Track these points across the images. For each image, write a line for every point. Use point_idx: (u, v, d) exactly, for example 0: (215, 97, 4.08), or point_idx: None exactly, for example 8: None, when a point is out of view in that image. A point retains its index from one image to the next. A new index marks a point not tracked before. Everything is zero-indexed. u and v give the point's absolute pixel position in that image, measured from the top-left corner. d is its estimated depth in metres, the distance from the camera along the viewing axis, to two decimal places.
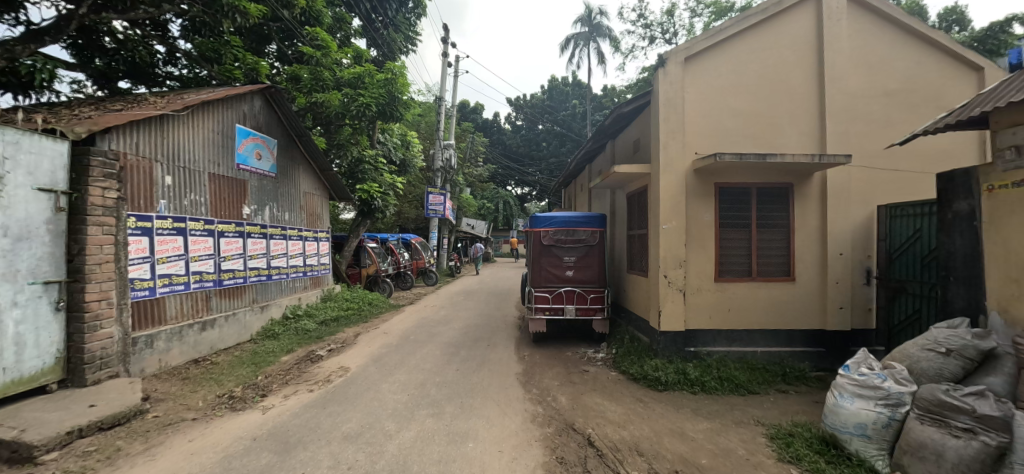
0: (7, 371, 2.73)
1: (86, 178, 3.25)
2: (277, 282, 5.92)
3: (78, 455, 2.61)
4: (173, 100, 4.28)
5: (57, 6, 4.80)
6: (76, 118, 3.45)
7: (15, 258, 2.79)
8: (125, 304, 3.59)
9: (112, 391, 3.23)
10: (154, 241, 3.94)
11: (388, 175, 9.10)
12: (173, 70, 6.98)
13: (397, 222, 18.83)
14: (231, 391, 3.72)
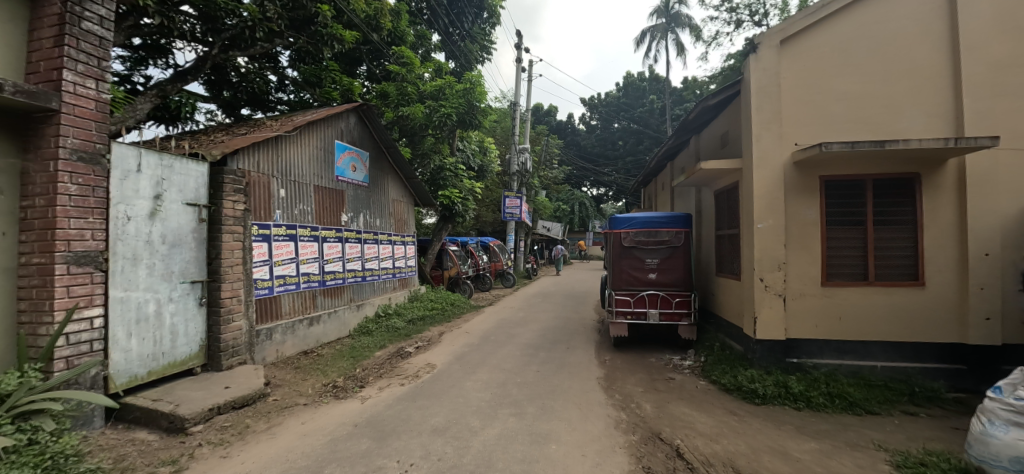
0: (164, 355, 3.34)
1: (221, 193, 3.81)
2: (371, 283, 6.43)
3: (217, 430, 3.09)
4: (285, 122, 4.85)
5: (195, 49, 5.70)
6: (213, 142, 4.05)
7: (171, 261, 3.41)
8: (251, 301, 4.13)
9: (241, 376, 3.73)
10: (272, 246, 4.49)
11: (467, 181, 9.44)
12: (284, 96, 7.80)
13: (476, 226, 19.67)
14: (334, 381, 4.12)
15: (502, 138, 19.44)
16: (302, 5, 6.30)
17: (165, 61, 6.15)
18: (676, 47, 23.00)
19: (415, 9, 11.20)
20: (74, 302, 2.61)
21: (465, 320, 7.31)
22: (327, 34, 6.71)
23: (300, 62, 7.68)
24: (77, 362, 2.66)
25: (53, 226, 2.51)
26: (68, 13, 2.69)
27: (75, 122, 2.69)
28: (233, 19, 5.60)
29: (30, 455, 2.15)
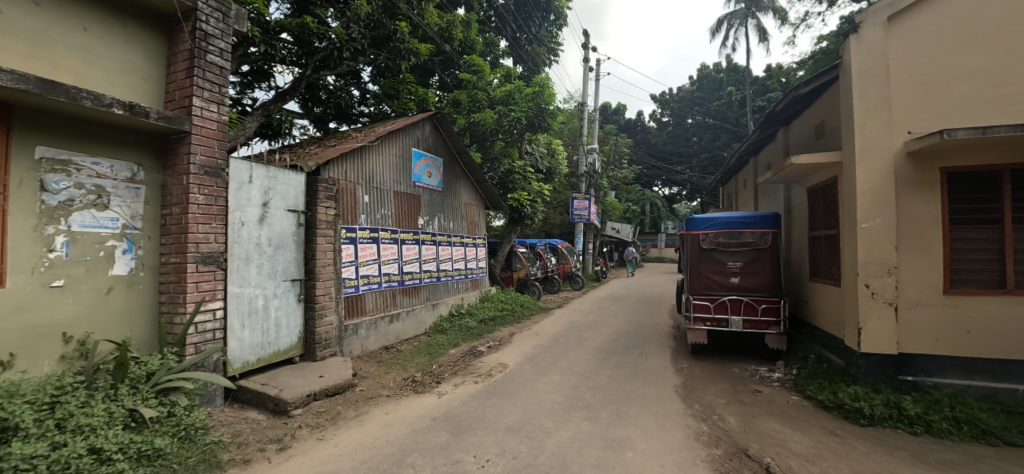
0: (269, 345, 3.76)
1: (316, 200, 4.21)
2: (444, 283, 6.71)
3: (313, 414, 3.42)
4: (369, 133, 5.24)
5: (292, 71, 6.33)
6: (309, 154, 4.47)
7: (275, 262, 3.82)
8: (340, 297, 4.51)
9: (333, 366, 4.09)
10: (358, 248, 4.87)
11: (536, 184, 9.54)
12: (365, 109, 8.34)
13: (544, 229, 19.94)
14: (413, 376, 4.37)
15: (569, 139, 19.31)
16: (383, 25, 6.70)
17: (268, 85, 6.95)
18: (758, 32, 21.33)
19: (484, 17, 11.65)
20: (201, 296, 3.08)
21: (535, 322, 7.35)
22: (405, 49, 6.89)
23: (380, 77, 8.19)
24: (203, 347, 3.19)
25: (186, 231, 2.97)
26: (196, 47, 3.14)
27: (202, 141, 3.15)
28: (324, 42, 6.22)
29: (168, 425, 2.79)
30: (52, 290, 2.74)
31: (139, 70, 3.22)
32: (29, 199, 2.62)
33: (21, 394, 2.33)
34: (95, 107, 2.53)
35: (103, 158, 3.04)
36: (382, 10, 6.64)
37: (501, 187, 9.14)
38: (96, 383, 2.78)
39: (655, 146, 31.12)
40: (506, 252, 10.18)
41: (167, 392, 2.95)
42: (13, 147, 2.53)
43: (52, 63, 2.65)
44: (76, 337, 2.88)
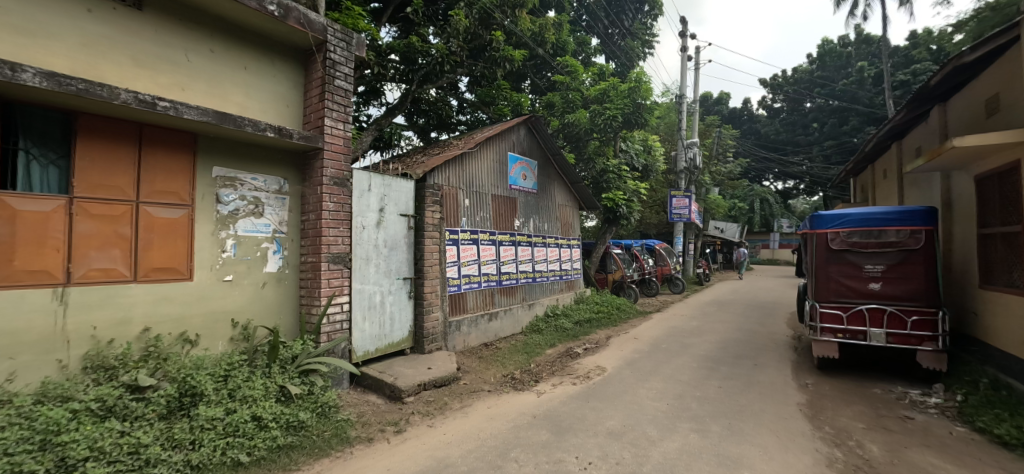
0: (385, 337, 4.17)
1: (424, 205, 4.53)
2: (539, 284, 6.80)
3: (424, 403, 3.72)
4: (469, 140, 5.52)
5: (400, 87, 6.91)
6: (416, 163, 4.83)
7: (390, 261, 4.22)
8: (445, 295, 4.81)
9: (439, 359, 4.40)
10: (459, 249, 5.16)
11: (631, 182, 9.27)
12: (463, 117, 8.80)
13: (638, 228, 19.50)
14: (512, 373, 4.53)
15: (667, 134, 18.25)
16: (479, 36, 7.10)
17: (379, 101, 7.61)
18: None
19: (575, 17, 11.69)
20: (332, 291, 3.53)
21: (632, 326, 7.11)
22: (501, 57, 7.37)
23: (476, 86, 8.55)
24: (334, 336, 3.66)
25: (321, 234, 3.44)
26: (326, 74, 3.60)
27: (332, 156, 3.57)
28: (425, 58, 6.67)
29: (309, 401, 3.26)
30: (224, 283, 3.38)
31: (285, 98, 3.76)
32: (208, 208, 3.30)
33: (205, 368, 3.01)
34: (254, 132, 3.15)
35: (259, 173, 3.61)
36: (478, 23, 7.05)
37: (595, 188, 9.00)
38: (256, 362, 3.36)
39: (767, 136, 29.29)
40: (600, 253, 10.27)
41: (308, 373, 3.43)
42: (198, 169, 3.25)
43: (222, 98, 3.31)
44: (241, 322, 3.49)
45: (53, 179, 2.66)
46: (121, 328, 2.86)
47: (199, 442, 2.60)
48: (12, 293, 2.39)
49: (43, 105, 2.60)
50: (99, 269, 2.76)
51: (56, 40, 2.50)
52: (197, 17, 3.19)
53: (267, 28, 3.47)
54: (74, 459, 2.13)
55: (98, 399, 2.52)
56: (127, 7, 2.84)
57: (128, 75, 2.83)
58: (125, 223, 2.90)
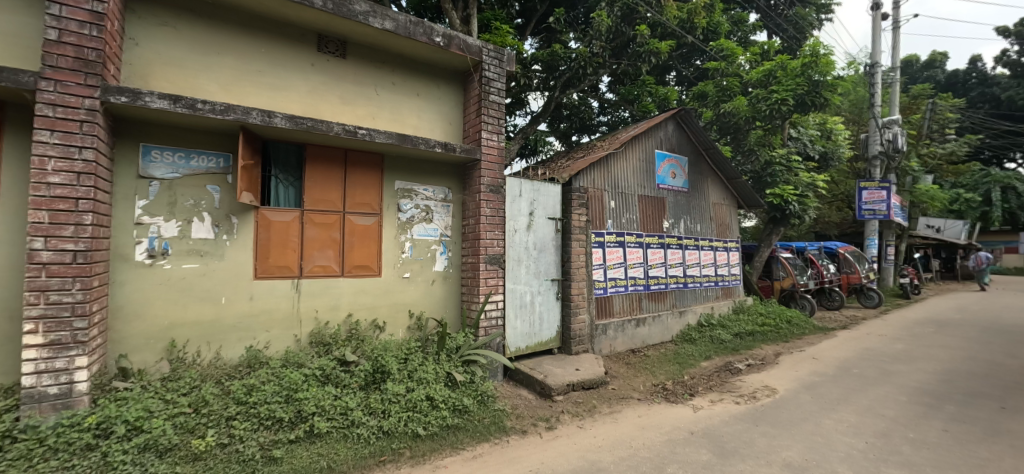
0: (535, 335, 4.37)
1: (571, 208, 4.59)
2: (691, 290, 6.30)
3: (573, 403, 3.79)
4: (614, 140, 5.41)
5: (544, 95, 7.21)
6: (563, 167, 4.94)
7: (539, 263, 4.39)
8: (591, 298, 4.80)
9: (586, 361, 4.42)
10: (605, 251, 5.06)
11: (806, 174, 7.91)
12: (604, 118, 8.68)
13: (813, 228, 16.59)
14: (663, 383, 4.35)
15: (857, 113, 14.81)
16: (622, 33, 7.04)
17: (523, 110, 7.96)
18: None
19: None
20: (489, 289, 3.87)
21: (810, 344, 6.00)
22: (645, 51, 7.05)
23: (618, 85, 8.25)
24: (490, 330, 3.99)
25: (479, 237, 3.80)
26: (482, 91, 3.95)
27: (488, 165, 3.88)
28: (568, 63, 6.84)
29: (471, 389, 3.59)
30: (403, 279, 3.95)
31: (449, 117, 4.20)
32: (392, 215, 3.90)
33: (390, 350, 3.57)
34: (426, 148, 3.61)
35: (429, 185, 4.10)
36: (621, 19, 6.98)
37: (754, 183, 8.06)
38: (428, 350, 3.81)
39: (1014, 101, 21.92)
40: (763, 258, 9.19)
41: (469, 363, 3.79)
42: (385, 182, 3.87)
43: (401, 122, 3.89)
44: (416, 313, 4.02)
45: (291, 196, 3.53)
46: (333, 312, 3.63)
47: (388, 411, 3.17)
48: (268, 281, 3.37)
49: (286, 141, 3.46)
50: (319, 266, 3.57)
51: (291, 88, 3.41)
52: (383, 58, 3.84)
53: (434, 57, 3.98)
54: (306, 413, 2.95)
55: (320, 368, 3.30)
56: (336, 57, 3.62)
57: (337, 110, 3.59)
58: (336, 228, 3.64)
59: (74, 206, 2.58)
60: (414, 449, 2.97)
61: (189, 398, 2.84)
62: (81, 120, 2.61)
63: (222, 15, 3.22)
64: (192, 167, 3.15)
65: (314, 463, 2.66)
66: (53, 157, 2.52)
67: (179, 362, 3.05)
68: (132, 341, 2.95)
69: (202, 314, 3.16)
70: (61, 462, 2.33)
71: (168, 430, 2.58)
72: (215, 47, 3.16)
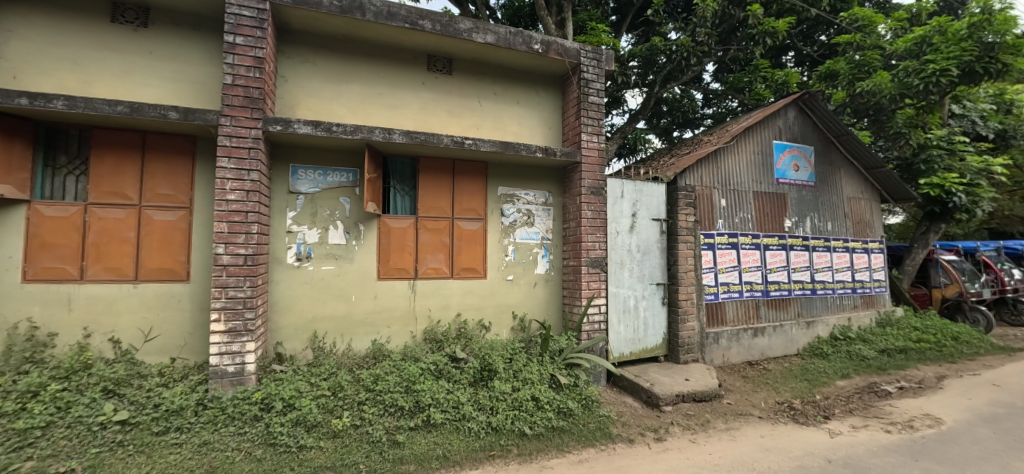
0: (639, 341, 4.23)
1: (677, 208, 4.34)
2: (820, 297, 5.53)
3: (683, 415, 3.60)
4: (724, 134, 5.01)
5: (642, 91, 6.79)
6: (667, 165, 4.70)
7: (643, 267, 4.25)
8: (701, 304, 4.49)
9: (697, 372, 4.17)
10: (716, 254, 4.68)
11: (976, 159, 6.50)
12: (708, 111, 7.71)
13: (986, 224, 13.42)
14: (790, 402, 3.93)
15: None
16: (731, 15, 6.30)
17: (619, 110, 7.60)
18: None
19: None
20: (591, 293, 3.88)
21: (989, 368, 4.87)
22: (759, 33, 6.17)
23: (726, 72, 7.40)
24: (593, 335, 3.97)
25: (581, 240, 3.87)
26: (581, 93, 3.94)
27: (589, 168, 3.90)
28: (670, 53, 6.15)
29: (575, 393, 3.59)
30: (507, 281, 4.09)
31: (547, 121, 4.26)
32: (496, 220, 4.07)
33: (496, 349, 3.73)
34: (528, 154, 3.71)
35: (530, 189, 4.19)
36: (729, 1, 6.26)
37: (902, 172, 7.09)
38: (531, 351, 3.90)
39: None
40: (917, 261, 7.54)
41: (573, 366, 3.80)
42: (488, 188, 4.06)
43: (503, 130, 4.05)
44: (519, 315, 4.14)
45: (406, 204, 3.85)
46: (444, 311, 3.90)
47: (496, 408, 3.30)
48: (389, 282, 3.74)
49: (403, 155, 3.81)
50: (432, 268, 3.87)
51: (406, 106, 3.76)
52: (484, 70, 4.04)
53: (532, 64, 4.08)
54: (423, 404, 3.20)
55: (434, 363, 3.55)
56: (443, 74, 3.90)
57: (445, 123, 3.86)
58: (446, 233, 3.91)
59: (244, 217, 3.15)
60: (521, 446, 3.06)
61: (328, 382, 3.25)
62: (247, 147, 3.16)
63: (350, 47, 3.67)
64: (329, 182, 3.61)
65: (431, 451, 2.89)
66: (230, 179, 3.11)
67: (320, 350, 3.50)
68: (285, 331, 3.50)
69: (337, 309, 3.61)
70: (237, 427, 2.90)
71: (314, 409, 3.02)
72: (345, 76, 3.62)
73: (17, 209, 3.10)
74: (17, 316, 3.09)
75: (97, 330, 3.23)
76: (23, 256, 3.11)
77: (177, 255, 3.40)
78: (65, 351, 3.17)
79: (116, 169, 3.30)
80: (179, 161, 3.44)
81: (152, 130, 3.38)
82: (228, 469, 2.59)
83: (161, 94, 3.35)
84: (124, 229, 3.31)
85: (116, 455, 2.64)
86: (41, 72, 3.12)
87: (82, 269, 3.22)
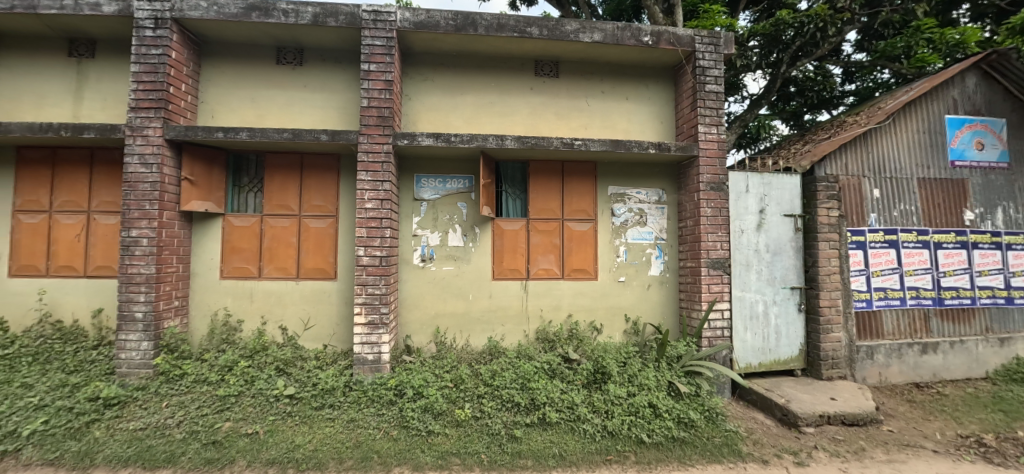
0: (770, 352, 3.90)
1: (815, 202, 3.87)
2: (1020, 308, 4.41)
3: (830, 439, 3.13)
4: (874, 112, 4.32)
5: (765, 74, 6.08)
6: (801, 153, 4.20)
7: (774, 269, 3.91)
8: (850, 313, 3.94)
9: (846, 391, 3.61)
10: (868, 254, 4.04)
11: None
12: (850, 87, 6.61)
13: None
14: (980, 437, 3.19)
15: None
16: None
17: (736, 97, 6.89)
18: None
19: None
20: (712, 297, 3.68)
21: None
22: None
23: (875, 40, 6.21)
24: (715, 342, 3.71)
25: (700, 240, 3.68)
26: (697, 83, 3.71)
27: (707, 161, 3.67)
28: (798, 28, 5.39)
29: (696, 403, 3.35)
30: (619, 283, 4.00)
31: (660, 116, 4.08)
32: (606, 220, 4.01)
33: (610, 352, 3.64)
34: (640, 151, 3.60)
35: (642, 188, 4.04)
36: None
37: None
38: (646, 355, 3.73)
39: None
40: None
41: (693, 374, 3.57)
42: (598, 188, 4.01)
43: (613, 128, 3.99)
44: (632, 318, 4.00)
45: (519, 207, 4.01)
46: (556, 312, 3.96)
47: (611, 412, 3.21)
48: (503, 282, 3.91)
49: (515, 160, 3.97)
50: (545, 269, 3.95)
51: (516, 112, 3.90)
52: (591, 69, 4.03)
53: (642, 58, 3.93)
54: (538, 402, 3.24)
55: (547, 362, 3.59)
56: (551, 78, 3.98)
57: (555, 126, 3.93)
58: (557, 235, 3.97)
59: (380, 223, 3.51)
60: (640, 454, 2.95)
61: (450, 375, 3.48)
62: (381, 161, 3.52)
63: (464, 61, 3.92)
64: (448, 189, 3.88)
65: (548, 449, 2.93)
66: (368, 190, 3.51)
67: (443, 344, 3.78)
68: (412, 325, 3.86)
69: (457, 307, 3.87)
70: (377, 409, 3.26)
71: (439, 398, 3.25)
72: (461, 90, 3.88)
73: (216, 221, 3.90)
74: (217, 306, 3.88)
75: (270, 319, 3.90)
76: (221, 258, 3.89)
77: (327, 257, 3.95)
78: (249, 335, 3.87)
79: (284, 185, 3.96)
80: (328, 177, 3.99)
81: (307, 152, 3.97)
82: (371, 446, 2.92)
83: (314, 120, 3.93)
84: (289, 235, 3.94)
85: (287, 423, 3.15)
86: (231, 111, 3.89)
87: (260, 268, 3.92)
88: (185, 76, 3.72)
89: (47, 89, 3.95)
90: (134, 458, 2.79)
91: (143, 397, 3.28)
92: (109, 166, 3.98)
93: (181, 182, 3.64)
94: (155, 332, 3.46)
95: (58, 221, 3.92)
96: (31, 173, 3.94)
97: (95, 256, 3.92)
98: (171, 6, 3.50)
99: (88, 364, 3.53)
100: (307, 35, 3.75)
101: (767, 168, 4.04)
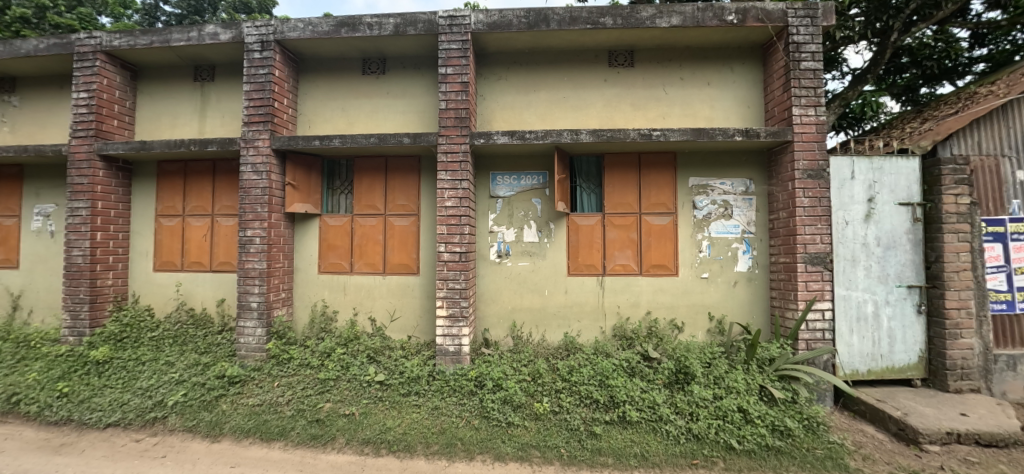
0: (882, 358, 3.49)
1: (939, 188, 3.37)
2: None
3: (960, 461, 2.72)
4: (1014, 79, 3.66)
5: (869, 45, 5.38)
6: (918, 131, 3.68)
7: (886, 264, 3.48)
8: (986, 316, 3.40)
9: (981, 407, 3.11)
10: (1008, 248, 3.45)
11: None
12: (982, 51, 5.60)
13: None
14: None
15: None
16: None
17: (833, 74, 6.18)
18: None
19: None
20: (811, 296, 3.36)
21: None
22: None
23: None
24: (814, 345, 3.39)
25: (794, 233, 3.38)
26: (789, 61, 3.39)
27: (803, 146, 3.35)
28: None
29: (794, 410, 3.06)
30: (702, 279, 3.80)
31: (746, 100, 3.79)
32: (687, 213, 3.83)
33: (693, 352, 3.45)
34: (725, 138, 3.38)
35: (727, 178, 3.79)
36: None
37: None
38: (734, 357, 3.49)
39: None
40: None
41: (788, 379, 3.28)
42: (678, 180, 3.85)
43: (693, 116, 3.79)
44: (716, 316, 3.79)
45: (593, 202, 3.98)
46: (634, 309, 3.87)
47: (696, 414, 3.05)
48: (579, 277, 3.90)
49: (590, 154, 3.93)
50: (621, 265, 3.88)
51: (591, 105, 3.87)
52: (670, 56, 3.86)
53: (726, 38, 3.68)
54: (618, 399, 3.16)
55: (626, 360, 3.50)
56: (625, 68, 3.88)
57: (630, 117, 3.83)
58: (634, 229, 3.88)
59: (458, 220, 3.64)
60: (729, 461, 2.79)
61: (529, 369, 3.52)
62: (459, 161, 3.64)
63: (537, 58, 3.95)
64: (522, 185, 3.94)
65: (629, 448, 2.88)
66: (447, 189, 3.65)
67: (520, 338, 3.87)
68: (489, 319, 4.00)
69: (533, 302, 3.94)
70: (458, 398, 3.39)
71: (518, 391, 3.31)
72: (534, 87, 3.92)
73: (314, 222, 4.31)
74: (316, 298, 4.30)
75: (361, 310, 4.24)
76: (319, 255, 4.31)
77: (410, 253, 4.21)
78: (343, 324, 4.24)
79: (371, 187, 4.28)
80: (410, 177, 4.24)
81: (391, 155, 4.24)
82: (454, 433, 3.06)
83: (397, 124, 4.19)
84: (376, 233, 4.25)
85: (378, 407, 3.39)
86: (326, 121, 4.27)
87: (352, 264, 4.27)
88: (287, 92, 4.14)
89: (179, 110, 4.62)
90: (253, 429, 3.21)
91: (259, 377, 3.72)
92: (227, 174, 4.56)
93: (285, 187, 4.07)
94: (267, 320, 3.91)
95: (190, 223, 4.58)
96: (169, 183, 4.64)
97: (218, 254, 4.52)
98: (274, 29, 3.91)
99: (214, 347, 4.06)
100: (390, 45, 4.00)
101: (877, 151, 3.59)
